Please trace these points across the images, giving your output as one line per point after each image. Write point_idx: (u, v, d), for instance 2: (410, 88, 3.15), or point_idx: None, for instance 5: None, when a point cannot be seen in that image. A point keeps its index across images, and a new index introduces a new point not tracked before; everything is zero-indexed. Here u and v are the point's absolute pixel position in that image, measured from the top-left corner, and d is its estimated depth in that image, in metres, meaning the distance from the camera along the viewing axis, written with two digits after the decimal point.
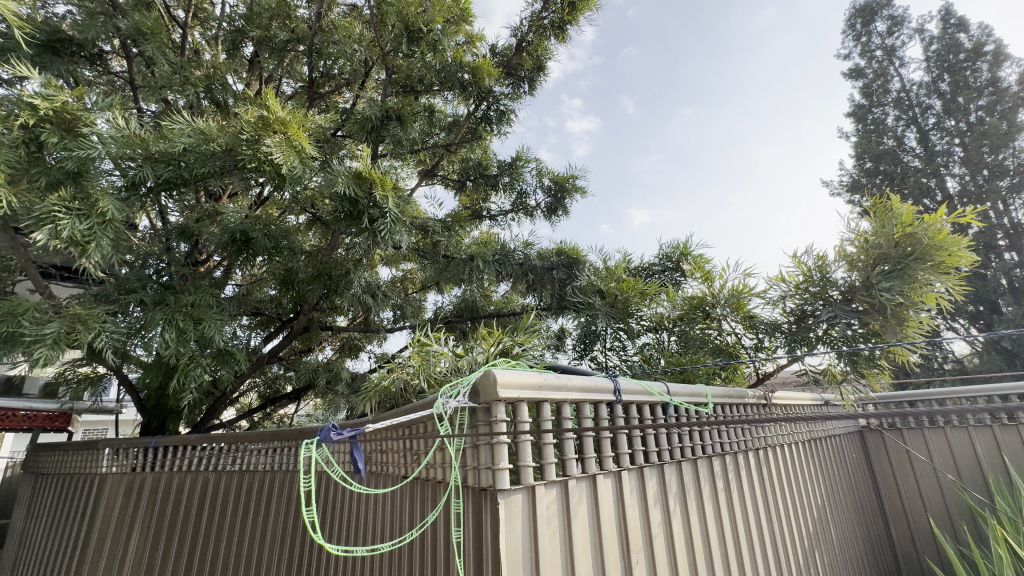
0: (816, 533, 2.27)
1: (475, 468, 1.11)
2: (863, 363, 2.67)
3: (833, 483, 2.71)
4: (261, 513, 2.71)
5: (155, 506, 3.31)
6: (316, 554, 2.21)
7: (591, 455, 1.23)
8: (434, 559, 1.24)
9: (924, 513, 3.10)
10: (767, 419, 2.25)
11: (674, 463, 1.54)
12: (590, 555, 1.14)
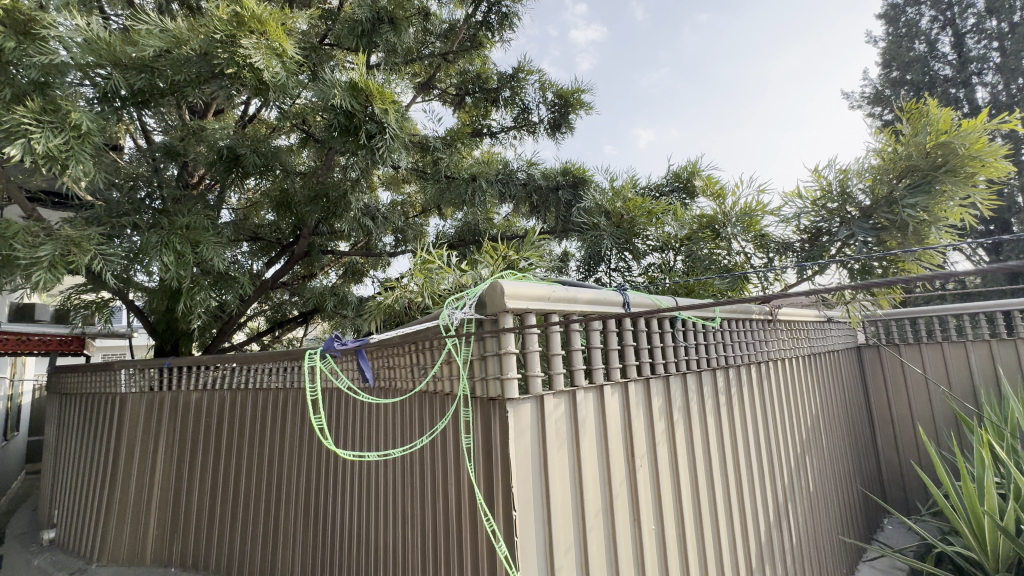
0: (808, 441, 2.36)
1: (483, 378, 1.10)
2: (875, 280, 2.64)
3: (829, 396, 2.78)
4: (277, 427, 2.83)
5: (177, 422, 3.48)
6: (332, 463, 2.33)
7: (599, 367, 1.22)
8: (444, 463, 1.28)
9: (911, 422, 3.24)
10: (771, 335, 2.25)
11: (679, 376, 1.54)
12: (597, 460, 1.17)
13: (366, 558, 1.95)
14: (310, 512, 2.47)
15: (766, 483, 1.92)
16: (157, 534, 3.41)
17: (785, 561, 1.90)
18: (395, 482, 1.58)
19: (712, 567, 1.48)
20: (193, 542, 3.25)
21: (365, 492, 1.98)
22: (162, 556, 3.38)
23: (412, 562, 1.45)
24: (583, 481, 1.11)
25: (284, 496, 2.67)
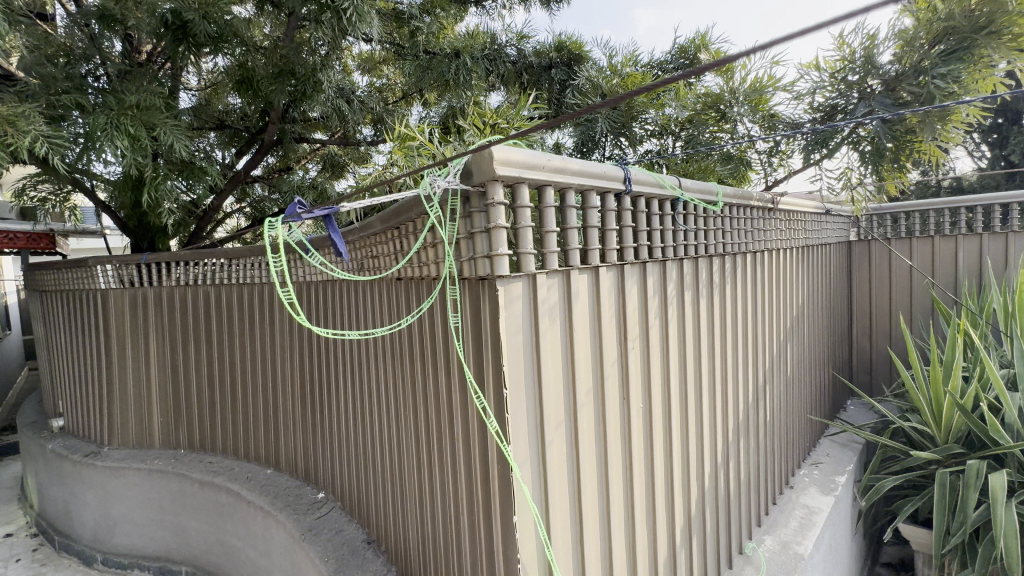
0: (792, 329, 2.42)
1: (471, 259, 1.01)
2: (886, 159, 2.55)
3: (816, 287, 2.80)
4: (265, 320, 2.81)
5: (164, 317, 3.45)
6: (322, 354, 2.34)
7: (596, 247, 1.14)
8: (433, 346, 1.26)
9: (888, 313, 3.34)
10: (770, 224, 2.17)
11: (676, 260, 1.48)
12: (590, 340, 1.14)
13: (363, 436, 2.05)
14: (306, 398, 2.56)
15: (748, 367, 1.98)
16: (163, 419, 3.57)
17: (758, 435, 2.03)
18: (387, 366, 1.58)
19: (692, 440, 1.56)
20: (199, 425, 3.44)
21: (356, 378, 2.01)
22: (171, 438, 3.59)
23: (406, 435, 1.52)
24: (576, 360, 1.09)
25: (280, 384, 2.74)
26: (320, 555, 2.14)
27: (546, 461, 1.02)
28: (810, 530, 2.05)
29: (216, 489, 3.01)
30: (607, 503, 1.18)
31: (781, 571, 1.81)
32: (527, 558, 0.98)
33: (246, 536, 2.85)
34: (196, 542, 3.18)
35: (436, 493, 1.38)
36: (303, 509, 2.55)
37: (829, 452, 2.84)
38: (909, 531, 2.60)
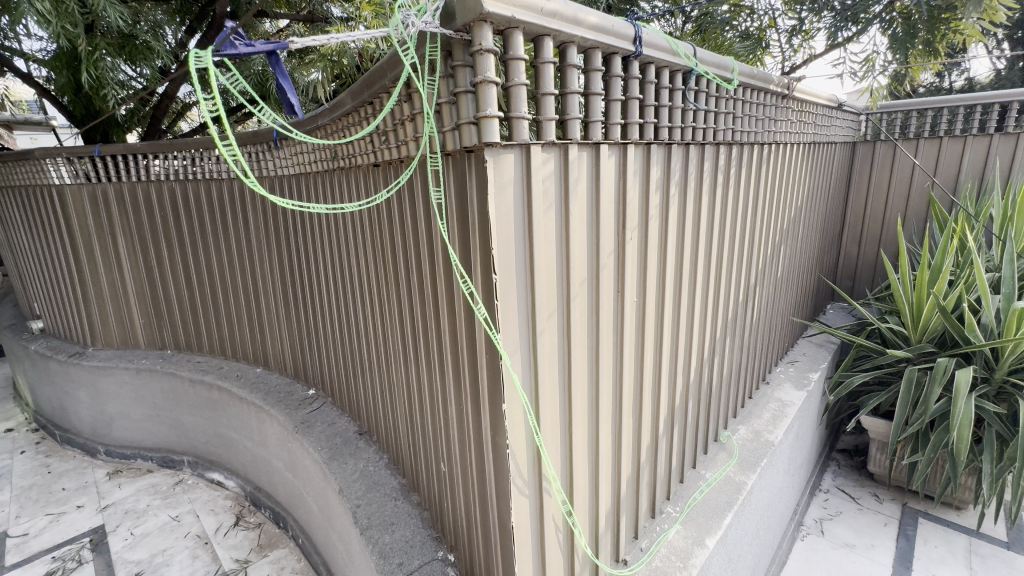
0: (787, 231, 2.35)
1: (455, 127, 0.87)
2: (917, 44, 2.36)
3: (816, 189, 2.70)
4: (239, 218, 2.65)
5: (130, 215, 3.25)
6: (302, 253, 2.23)
7: (598, 119, 0.99)
8: (416, 235, 1.17)
9: (881, 218, 3.28)
10: (782, 115, 2.00)
11: (682, 145, 1.34)
12: (586, 226, 1.04)
13: (349, 333, 2.03)
14: (289, 298, 2.50)
15: (742, 267, 1.94)
16: (145, 320, 3.55)
17: (743, 334, 2.05)
18: (372, 261, 1.51)
19: (681, 336, 1.55)
20: (185, 326, 3.41)
21: (338, 276, 1.94)
22: (157, 338, 3.57)
23: (395, 326, 1.49)
24: (570, 245, 1.00)
25: (261, 285, 2.67)
26: (314, 445, 2.22)
27: (536, 349, 0.97)
28: (782, 420, 2.17)
29: (207, 386, 3.06)
30: (596, 393, 1.17)
31: (752, 456, 1.93)
32: (515, 443, 0.97)
33: (241, 429, 2.96)
34: (194, 435, 3.31)
35: (425, 383, 1.38)
36: (294, 404, 2.61)
37: (806, 351, 2.93)
38: (870, 422, 2.79)
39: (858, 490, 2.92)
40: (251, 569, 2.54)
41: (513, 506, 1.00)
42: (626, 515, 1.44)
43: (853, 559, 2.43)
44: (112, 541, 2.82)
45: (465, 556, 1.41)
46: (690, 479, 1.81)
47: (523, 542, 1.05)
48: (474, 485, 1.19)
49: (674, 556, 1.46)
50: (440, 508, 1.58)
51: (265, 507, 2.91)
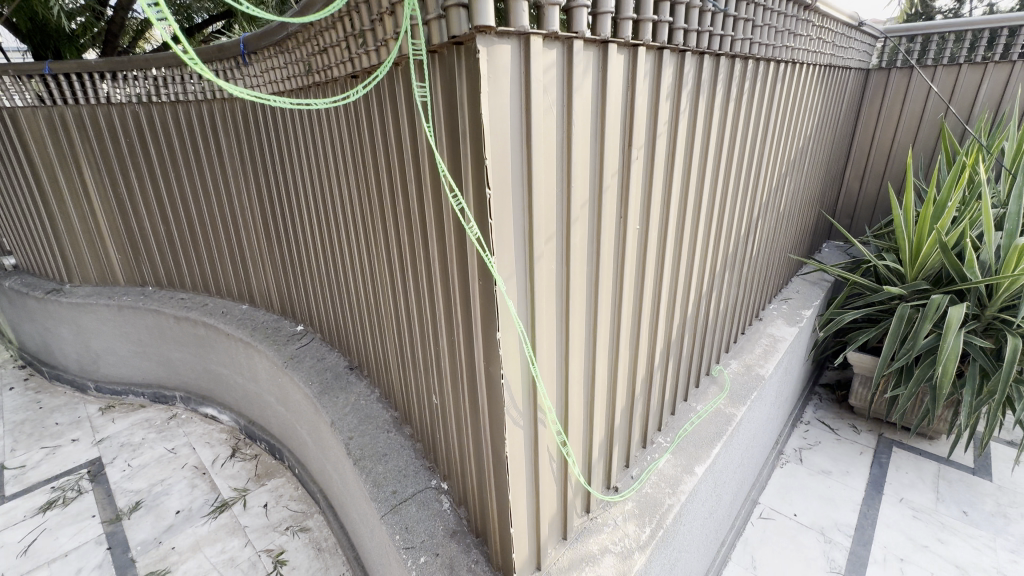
0: (794, 163, 2.24)
1: (441, 13, 0.74)
2: None
3: (825, 119, 2.56)
4: (211, 144, 2.47)
5: (93, 142, 3.02)
6: (282, 181, 2.09)
7: (608, 11, 0.86)
8: (402, 152, 1.06)
9: (886, 153, 3.16)
10: (801, 30, 1.83)
11: (696, 55, 1.21)
12: (589, 140, 0.94)
13: (335, 266, 1.95)
14: (271, 231, 2.39)
15: (746, 199, 1.85)
16: (122, 256, 3.41)
17: (742, 269, 2.00)
18: (357, 186, 1.41)
19: (681, 269, 1.49)
20: (164, 261, 3.29)
21: (321, 205, 1.82)
22: (136, 275, 3.45)
23: (382, 254, 1.42)
24: (572, 160, 0.90)
25: (241, 217, 2.54)
26: (304, 380, 2.20)
27: (533, 275, 0.90)
28: (773, 356, 2.18)
29: (192, 323, 2.99)
30: (594, 323, 1.12)
31: (742, 389, 1.94)
32: (509, 374, 0.92)
33: (230, 366, 2.93)
34: (184, 371, 3.28)
35: (414, 312, 1.33)
36: (283, 340, 2.57)
37: (799, 289, 2.90)
38: (856, 357, 2.83)
39: (837, 421, 3.03)
40: (250, 497, 2.61)
41: (506, 437, 0.97)
42: (619, 445, 1.45)
43: (829, 485, 2.56)
44: (110, 472, 2.86)
45: (458, 484, 1.42)
46: (681, 411, 1.82)
47: (517, 472, 1.04)
48: (467, 416, 1.16)
49: (663, 484, 1.49)
50: (433, 439, 1.58)
51: (260, 440, 2.95)
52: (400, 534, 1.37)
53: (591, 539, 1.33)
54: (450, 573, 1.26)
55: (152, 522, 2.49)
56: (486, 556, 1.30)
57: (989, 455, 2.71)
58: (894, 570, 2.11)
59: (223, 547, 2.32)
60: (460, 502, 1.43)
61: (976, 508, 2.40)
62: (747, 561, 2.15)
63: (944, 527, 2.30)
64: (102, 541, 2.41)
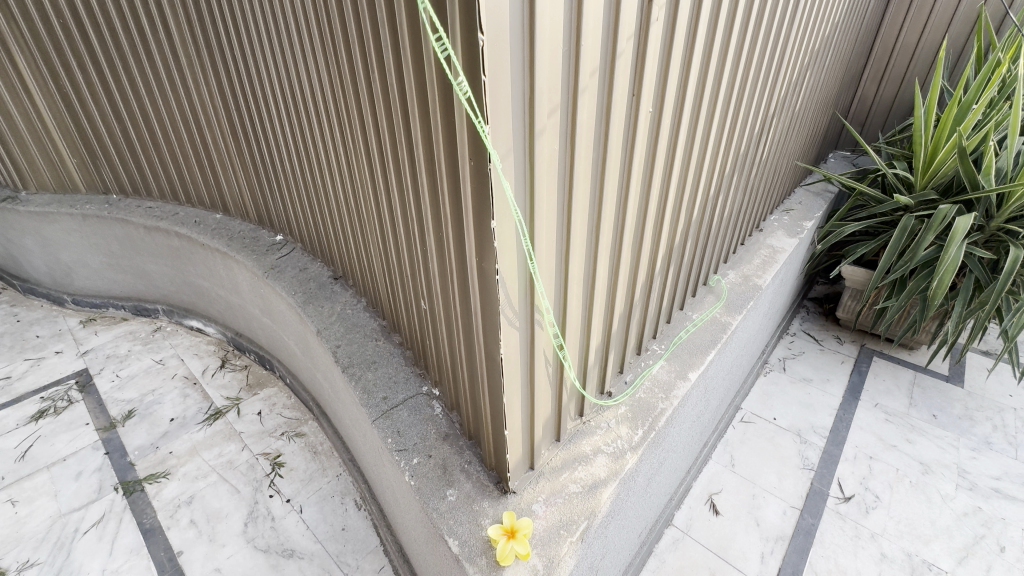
0: (817, 54, 2.02)
1: None
2: None
3: (855, 5, 2.29)
4: (158, 25, 2.14)
5: (20, 24, 2.62)
6: (243, 68, 1.84)
7: None
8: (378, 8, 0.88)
9: (911, 51, 2.89)
10: None
11: None
12: None
13: (310, 166, 1.78)
14: (237, 129, 2.16)
15: (764, 91, 1.67)
16: (78, 160, 3.13)
17: (750, 174, 1.87)
18: (332, 65, 1.22)
19: (690, 167, 1.36)
20: (126, 167, 3.03)
21: (290, 94, 1.61)
22: (97, 182, 3.20)
23: (363, 144, 1.27)
24: (583, 10, 0.73)
25: (203, 114, 2.29)
26: (286, 290, 2.12)
27: (534, 155, 0.77)
28: (772, 268, 2.12)
29: (164, 233, 2.83)
30: (597, 220, 1.01)
31: (739, 299, 1.91)
32: (505, 271, 0.83)
33: (210, 278, 2.82)
34: (162, 284, 3.17)
35: (400, 209, 1.22)
36: (262, 250, 2.45)
37: (802, 200, 2.78)
38: (850, 271, 2.80)
39: (822, 333, 3.07)
40: (243, 405, 2.63)
41: (501, 338, 0.90)
42: (615, 351, 1.41)
43: (809, 391, 2.65)
44: (99, 383, 2.85)
45: (450, 389, 1.39)
46: (677, 318, 1.78)
47: (512, 375, 0.99)
48: (458, 319, 1.09)
49: (657, 389, 1.49)
50: (423, 346, 1.53)
51: (249, 351, 2.93)
52: (392, 437, 1.37)
53: (584, 441, 1.33)
54: (444, 473, 1.27)
55: (147, 429, 2.52)
56: (479, 456, 1.30)
57: (964, 364, 2.81)
58: (863, 467, 2.24)
59: (221, 452, 2.38)
60: (452, 407, 1.41)
61: (945, 412, 2.52)
62: (726, 459, 2.27)
63: (914, 429, 2.43)
64: (99, 447, 2.44)
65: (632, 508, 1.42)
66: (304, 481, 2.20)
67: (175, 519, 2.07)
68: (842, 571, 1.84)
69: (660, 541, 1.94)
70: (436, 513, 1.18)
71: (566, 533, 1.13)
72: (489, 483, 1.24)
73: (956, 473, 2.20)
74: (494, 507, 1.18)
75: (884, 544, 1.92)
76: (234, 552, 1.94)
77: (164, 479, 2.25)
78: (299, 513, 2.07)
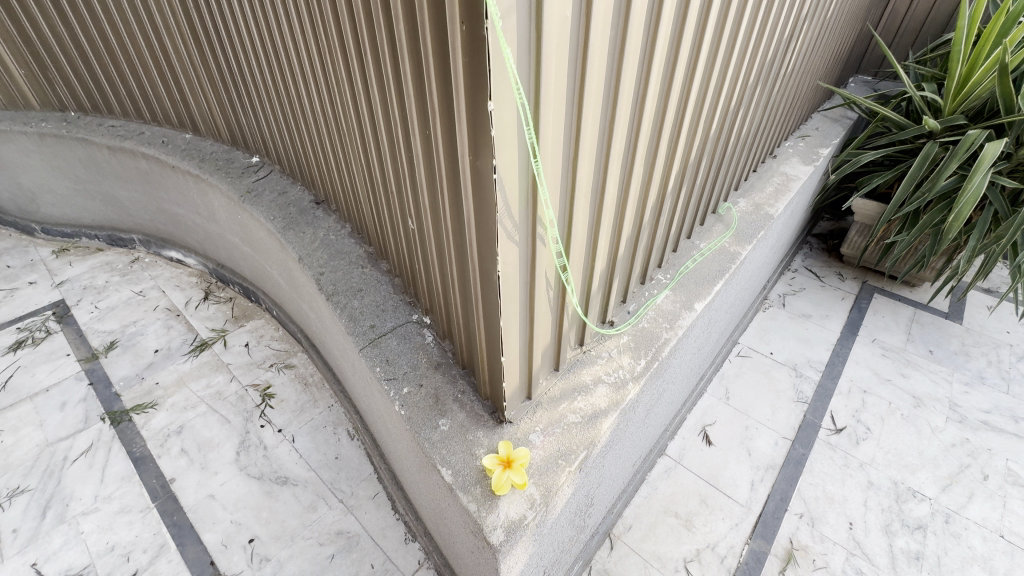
0: None
1: None
2: None
3: None
4: None
5: None
6: None
7: None
8: None
9: None
10: None
11: None
12: None
13: (281, 71, 1.57)
14: (197, 31, 1.90)
15: None
16: (26, 71, 2.81)
17: (772, 89, 1.69)
18: None
19: (714, 70, 1.20)
20: (79, 79, 2.73)
21: None
22: (51, 98, 2.91)
23: (341, 43, 1.11)
24: None
25: (157, 13, 2.00)
26: (264, 216, 1.96)
27: (542, 21, 0.62)
28: (785, 196, 1.99)
29: (131, 155, 2.61)
30: (612, 119, 0.87)
31: (750, 228, 1.79)
32: (503, 169, 0.70)
33: (184, 204, 2.64)
34: (135, 211, 2.98)
35: (383, 105, 1.06)
36: (237, 173, 2.26)
37: (818, 126, 2.59)
38: (861, 204, 2.68)
39: (824, 269, 3.00)
40: (229, 337, 2.55)
41: (498, 251, 0.79)
42: (619, 278, 1.32)
43: (807, 327, 2.61)
44: (78, 314, 2.74)
45: (442, 317, 1.30)
46: (684, 247, 1.67)
47: (511, 296, 0.89)
48: (449, 236, 0.97)
49: (662, 319, 1.41)
50: (412, 272, 1.41)
51: (233, 283, 2.81)
52: (381, 366, 1.30)
53: (584, 371, 1.26)
54: (436, 402, 1.20)
55: (131, 361, 2.45)
56: (473, 386, 1.23)
57: (965, 301, 2.76)
58: (857, 400, 2.24)
59: (209, 383, 2.32)
60: (444, 335, 1.32)
61: (942, 348, 2.50)
62: (721, 392, 2.26)
63: (909, 364, 2.42)
64: (83, 378, 2.38)
65: (630, 438, 1.39)
66: (295, 412, 2.17)
67: (165, 448, 2.05)
68: (829, 498, 1.88)
69: (652, 470, 1.95)
70: (428, 443, 1.12)
71: (565, 463, 1.08)
72: (484, 413, 1.18)
73: (948, 406, 2.22)
74: (489, 437, 1.13)
75: (872, 473, 1.95)
76: (227, 479, 1.93)
77: (151, 409, 2.21)
78: (291, 442, 2.05)
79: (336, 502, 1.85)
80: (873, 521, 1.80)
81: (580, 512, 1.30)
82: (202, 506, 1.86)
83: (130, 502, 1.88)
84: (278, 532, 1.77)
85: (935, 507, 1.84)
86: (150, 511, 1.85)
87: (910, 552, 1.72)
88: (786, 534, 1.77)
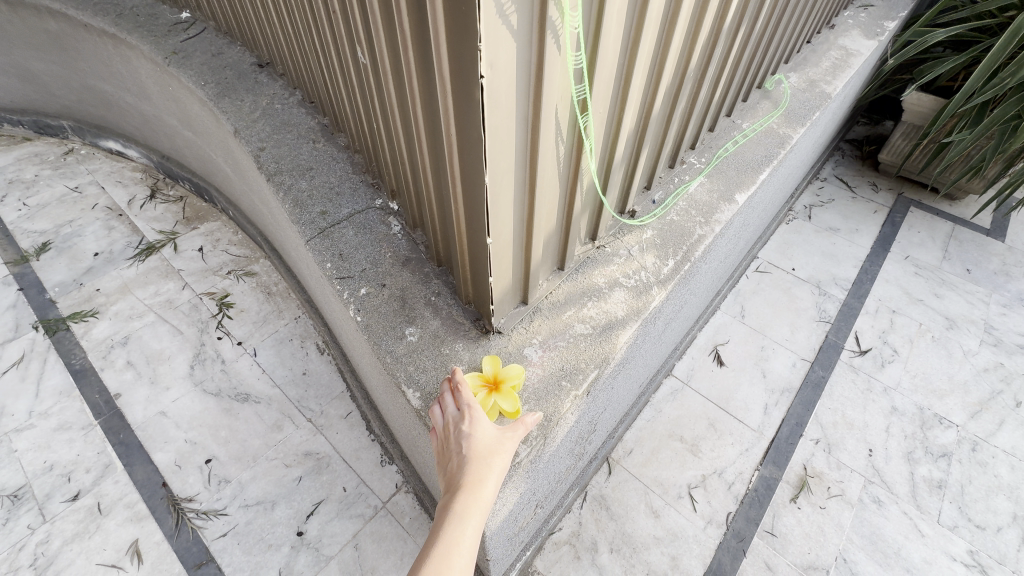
0: None
1: None
2: None
3: None
4: None
5: None
6: None
7: None
8: None
9: None
10: None
11: None
12: None
13: None
14: None
15: None
16: None
17: None
18: None
19: None
20: None
21: None
22: None
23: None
24: None
25: None
26: (193, 80, 1.55)
27: None
28: (845, 73, 1.61)
29: (34, 11, 2.10)
30: None
31: (803, 109, 1.43)
32: None
33: (110, 78, 2.17)
34: (59, 89, 2.50)
35: (354, 62, 0.93)
36: (162, 32, 1.79)
37: None
38: (916, 98, 2.28)
39: (857, 178, 2.66)
40: (180, 240, 2.22)
41: (481, 20, 0.46)
42: (647, 151, 1.00)
43: (834, 241, 2.33)
44: (3, 212, 2.37)
45: (410, 203, 0.99)
46: (722, 127, 1.32)
47: (501, 136, 0.57)
48: (412, 79, 0.64)
49: (694, 212, 1.11)
50: (371, 142, 1.07)
51: (182, 179, 2.42)
52: (332, 262, 1.01)
53: (596, 271, 0.98)
54: (403, 307, 0.93)
55: (67, 264, 2.13)
56: (451, 287, 0.95)
57: (1011, 218, 2.48)
58: (884, 320, 2.03)
59: (157, 290, 2.03)
60: (415, 225, 1.03)
61: (980, 267, 2.25)
62: (736, 310, 2.02)
63: (944, 283, 2.18)
64: (12, 283, 2.08)
65: (644, 356, 1.14)
66: (256, 324, 1.91)
67: (109, 361, 1.81)
68: (849, 423, 1.71)
69: (657, 392, 1.76)
70: (391, 358, 0.86)
71: (570, 385, 0.84)
72: (465, 320, 0.91)
73: (983, 329, 2.01)
74: (470, 352, 0.87)
75: (897, 398, 1.78)
76: (180, 396, 1.71)
77: (92, 318, 1.94)
78: (252, 356, 1.81)
79: (304, 421, 1.65)
80: (894, 448, 1.65)
81: (580, 441, 1.08)
82: (152, 423, 1.65)
83: (70, 418, 1.67)
84: (238, 452, 1.58)
85: (962, 435, 1.69)
86: (94, 428, 1.64)
87: (933, 481, 1.59)
88: (800, 460, 1.62)
